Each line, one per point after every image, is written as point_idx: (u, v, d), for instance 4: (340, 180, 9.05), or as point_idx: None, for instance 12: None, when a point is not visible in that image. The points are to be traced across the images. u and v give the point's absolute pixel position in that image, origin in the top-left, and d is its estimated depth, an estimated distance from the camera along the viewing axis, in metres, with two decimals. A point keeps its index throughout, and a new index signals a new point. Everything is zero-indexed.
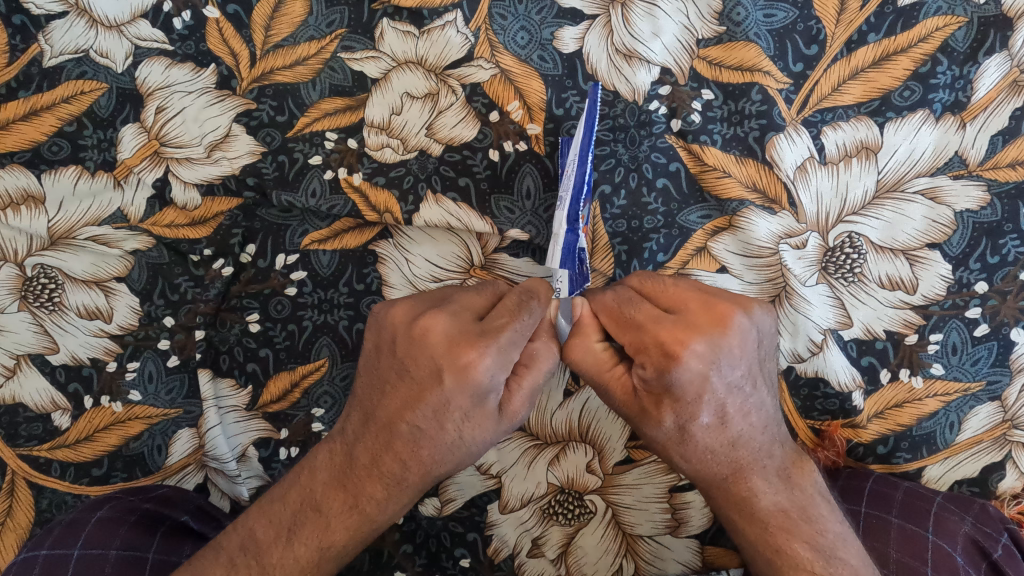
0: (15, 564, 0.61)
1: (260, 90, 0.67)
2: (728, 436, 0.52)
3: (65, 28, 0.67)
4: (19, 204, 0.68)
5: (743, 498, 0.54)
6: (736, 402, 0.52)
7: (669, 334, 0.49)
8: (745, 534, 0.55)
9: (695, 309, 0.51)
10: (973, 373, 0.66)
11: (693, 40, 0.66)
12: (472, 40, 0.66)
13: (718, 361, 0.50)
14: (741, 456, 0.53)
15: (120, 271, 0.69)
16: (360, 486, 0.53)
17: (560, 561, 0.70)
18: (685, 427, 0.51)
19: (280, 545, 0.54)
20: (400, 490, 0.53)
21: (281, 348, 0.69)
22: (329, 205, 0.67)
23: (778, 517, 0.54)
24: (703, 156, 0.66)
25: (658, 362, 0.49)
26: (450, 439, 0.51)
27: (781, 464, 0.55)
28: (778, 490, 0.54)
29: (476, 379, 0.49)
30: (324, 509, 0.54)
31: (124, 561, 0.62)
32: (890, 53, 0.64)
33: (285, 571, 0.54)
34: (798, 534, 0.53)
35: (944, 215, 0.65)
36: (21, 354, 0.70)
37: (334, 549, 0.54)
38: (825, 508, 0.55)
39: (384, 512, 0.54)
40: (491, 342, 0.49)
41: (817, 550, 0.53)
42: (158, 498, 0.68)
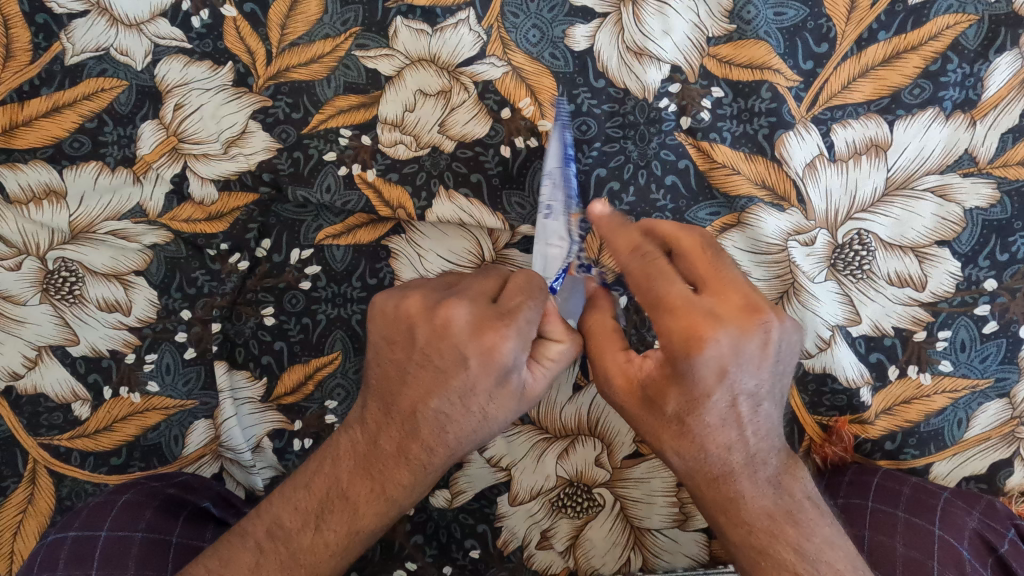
0: (45, 547, 0.63)
1: (276, 87, 0.68)
2: (726, 436, 0.51)
3: (86, 27, 0.68)
4: (42, 199, 0.70)
5: (731, 500, 0.52)
6: (746, 406, 0.51)
7: (695, 322, 0.47)
8: (730, 537, 0.53)
9: (729, 299, 0.48)
10: (982, 370, 0.66)
11: (703, 38, 0.66)
12: (485, 37, 0.67)
13: (738, 359, 0.48)
14: (736, 460, 0.52)
15: (138, 264, 0.71)
16: (387, 472, 0.54)
17: (568, 553, 0.71)
18: (685, 419, 0.50)
19: (310, 531, 0.55)
20: (423, 473, 0.54)
21: (296, 341, 0.71)
22: (343, 201, 0.68)
23: (765, 522, 0.52)
24: (712, 153, 0.67)
25: (677, 347, 0.48)
26: (477, 424, 0.52)
27: (774, 471, 0.53)
28: (767, 494, 0.52)
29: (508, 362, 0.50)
30: (352, 496, 0.54)
31: (149, 543, 0.63)
32: (901, 51, 0.64)
33: (314, 557, 0.54)
34: (784, 539, 0.52)
35: (953, 212, 0.65)
36: (42, 345, 0.72)
37: (364, 535, 0.55)
38: (814, 512, 0.53)
39: (410, 496, 0.55)
40: (515, 327, 0.50)
41: (800, 556, 0.51)
42: (180, 484, 0.70)
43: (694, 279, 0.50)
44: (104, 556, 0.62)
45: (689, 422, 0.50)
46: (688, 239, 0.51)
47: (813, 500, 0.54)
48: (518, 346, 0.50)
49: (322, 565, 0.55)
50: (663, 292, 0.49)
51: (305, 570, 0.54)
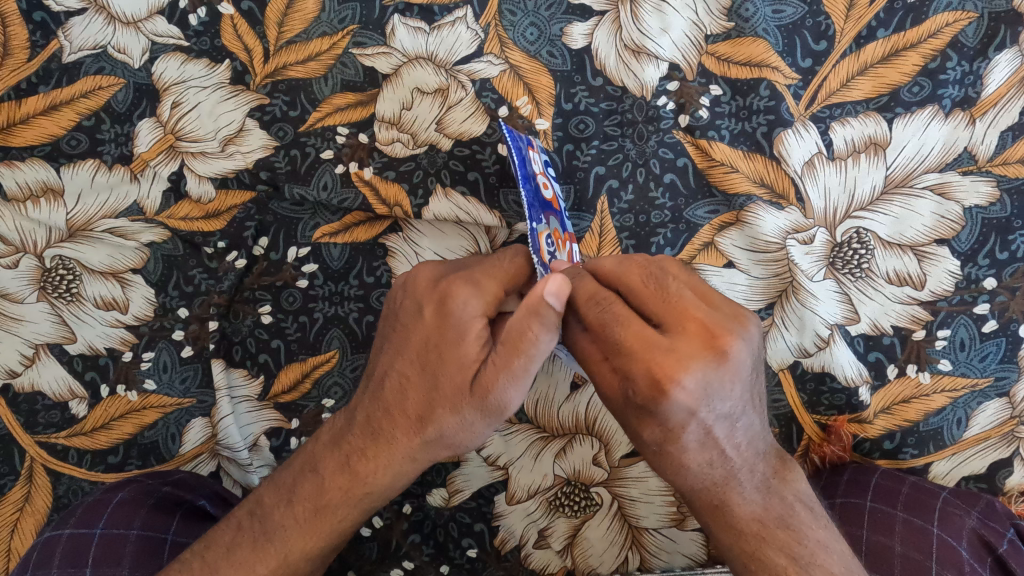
0: (41, 543, 0.63)
1: (273, 85, 0.68)
2: (708, 455, 0.50)
3: (84, 25, 0.68)
4: (39, 197, 0.69)
5: (717, 506, 0.52)
6: (722, 429, 0.49)
7: (661, 367, 0.46)
8: (722, 541, 0.53)
9: (688, 330, 0.47)
10: (982, 369, 0.66)
11: (701, 36, 0.66)
12: (482, 35, 0.67)
13: (709, 395, 0.47)
14: (718, 475, 0.51)
15: (136, 263, 0.71)
16: (357, 448, 0.55)
17: (565, 553, 0.71)
18: (665, 448, 0.49)
19: (282, 507, 0.56)
20: (388, 447, 0.54)
21: (293, 339, 0.71)
22: (340, 198, 0.68)
23: (754, 526, 0.52)
24: (711, 151, 0.66)
25: (645, 391, 0.47)
26: (439, 399, 0.52)
27: (761, 477, 0.52)
28: (755, 499, 0.52)
29: (458, 314, 0.51)
30: (323, 471, 0.56)
31: (145, 540, 0.64)
32: (900, 49, 0.64)
33: (285, 531, 0.56)
34: (774, 543, 0.52)
35: (952, 210, 0.65)
36: (40, 343, 0.72)
37: (329, 513, 0.55)
38: (806, 515, 0.53)
39: (376, 475, 0.54)
40: (468, 280, 0.52)
41: (795, 563, 0.51)
42: (176, 481, 0.69)
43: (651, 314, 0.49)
44: (99, 553, 0.62)
45: (670, 452, 0.50)
46: (632, 274, 0.51)
47: (805, 502, 0.53)
48: (466, 300, 0.51)
49: (291, 545, 0.56)
50: (621, 337, 0.48)
51: (274, 547, 0.55)
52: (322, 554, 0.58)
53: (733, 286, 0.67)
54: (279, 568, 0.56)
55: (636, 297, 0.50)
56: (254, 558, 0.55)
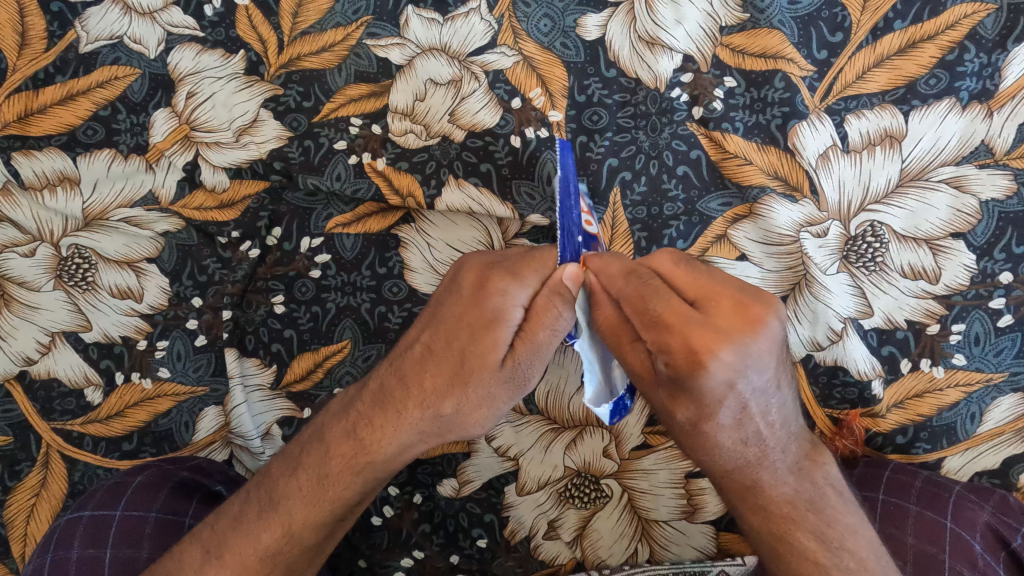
0: (61, 526, 0.65)
1: (287, 75, 0.68)
2: (742, 433, 0.50)
3: (100, 15, 0.69)
4: (56, 186, 0.70)
5: (747, 488, 0.53)
6: (758, 405, 0.49)
7: (698, 338, 0.45)
8: (749, 523, 0.54)
9: (722, 307, 0.46)
10: (996, 364, 0.65)
11: (716, 28, 0.66)
12: (496, 27, 0.67)
13: (746, 368, 0.46)
14: (750, 454, 0.51)
15: (150, 252, 0.71)
16: (366, 418, 0.56)
17: (575, 544, 0.71)
18: (698, 425, 0.49)
19: (287, 474, 0.58)
20: (398, 419, 0.55)
21: (305, 329, 0.71)
22: (353, 188, 0.69)
23: (785, 507, 0.53)
24: (724, 143, 0.66)
25: (682, 366, 0.45)
26: (452, 385, 0.53)
27: (793, 459, 0.53)
28: (787, 482, 0.53)
29: (495, 303, 0.51)
30: (331, 441, 0.57)
31: (163, 523, 0.66)
32: (916, 40, 0.64)
33: (290, 501, 0.57)
34: (803, 525, 0.53)
35: (969, 204, 0.64)
36: (55, 331, 0.72)
37: (331, 482, 0.56)
38: (836, 500, 0.54)
39: (385, 447, 0.56)
40: (510, 270, 0.52)
41: (822, 544, 0.52)
42: (194, 466, 0.71)
43: (684, 290, 0.48)
44: (119, 533, 0.65)
45: (702, 429, 0.50)
46: (663, 257, 0.51)
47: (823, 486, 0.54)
48: (505, 292, 0.51)
49: (297, 513, 0.57)
50: (658, 312, 0.47)
51: (281, 513, 0.57)
52: (328, 525, 0.58)
53: (747, 278, 0.67)
54: (284, 537, 0.57)
55: (676, 280, 0.49)
56: (260, 528, 0.57)
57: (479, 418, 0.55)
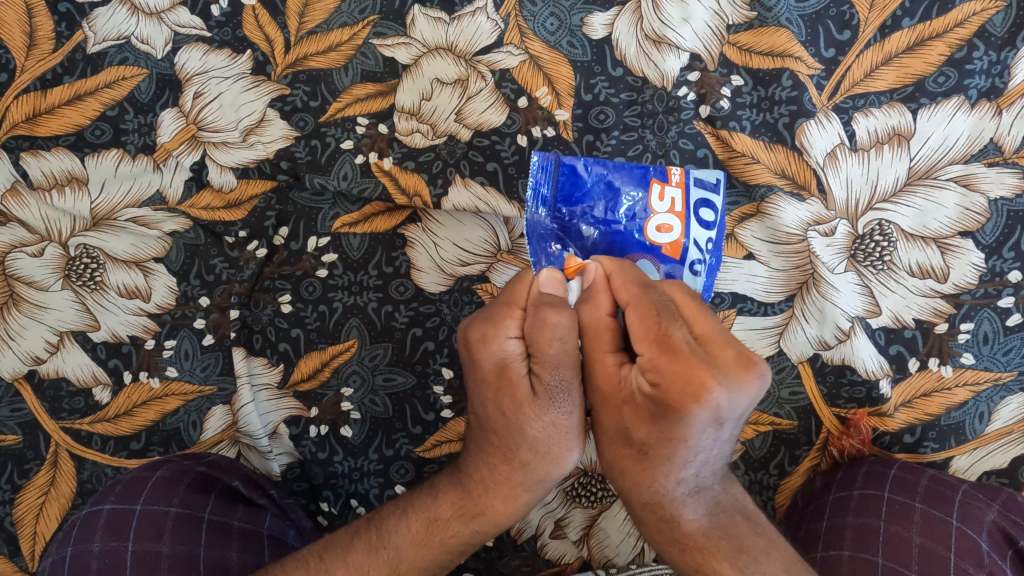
0: (81, 519, 0.66)
1: (294, 75, 0.69)
2: (682, 473, 0.48)
3: (107, 16, 0.69)
4: (64, 186, 0.70)
5: (663, 520, 0.51)
6: (716, 451, 0.47)
7: (695, 372, 0.43)
8: (666, 553, 0.52)
9: (725, 352, 0.44)
10: (1004, 363, 0.65)
11: (723, 26, 0.65)
12: (502, 26, 0.67)
13: (727, 416, 0.44)
14: (681, 492, 0.49)
15: (158, 252, 0.72)
16: (467, 474, 0.57)
17: (582, 543, 0.71)
18: (649, 450, 0.47)
19: (396, 514, 0.59)
20: (489, 475, 0.55)
21: (312, 329, 0.71)
22: (360, 188, 0.69)
23: (700, 541, 0.50)
24: (732, 141, 0.66)
25: (672, 394, 0.43)
26: (514, 434, 0.52)
27: (715, 494, 0.51)
28: (705, 516, 0.50)
29: (489, 350, 0.50)
30: (441, 488, 0.59)
31: (182, 517, 0.66)
32: (925, 38, 0.63)
33: (398, 537, 0.58)
34: (718, 555, 0.50)
35: (977, 202, 0.64)
36: (64, 331, 0.72)
37: (439, 528, 0.57)
38: (745, 526, 0.51)
39: (489, 499, 0.55)
40: (485, 316, 0.50)
41: (738, 574, 0.49)
42: (211, 462, 0.71)
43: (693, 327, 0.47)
44: (140, 528, 0.65)
45: (653, 459, 0.47)
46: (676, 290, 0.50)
47: (744, 512, 0.52)
48: (489, 337, 0.49)
49: (404, 553, 0.57)
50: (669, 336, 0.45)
51: (387, 552, 0.57)
52: (430, 569, 0.58)
53: (754, 277, 0.67)
54: (388, 575, 0.57)
55: (686, 317, 0.47)
56: (368, 560, 0.57)
57: (561, 447, 0.52)
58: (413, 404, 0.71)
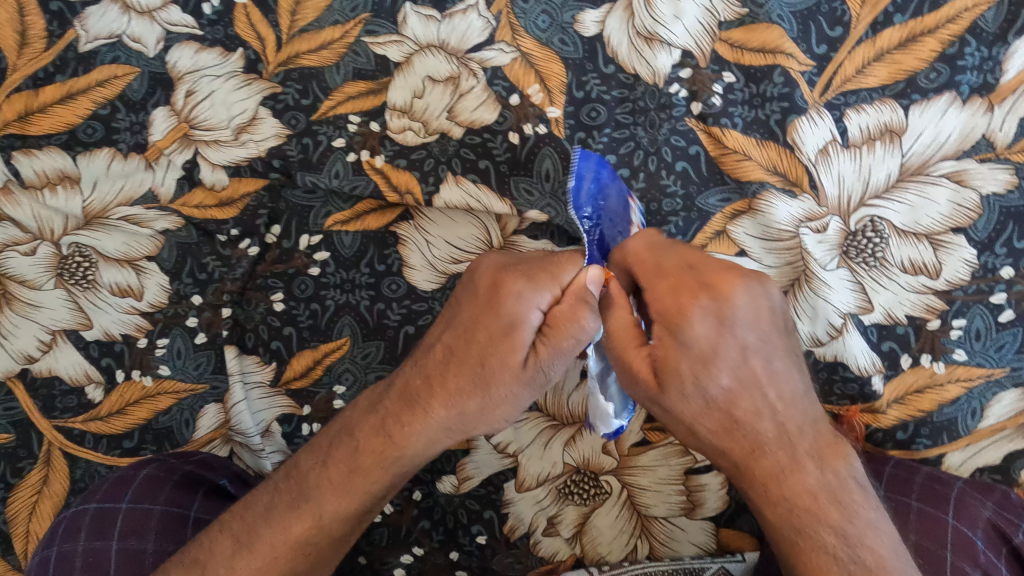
0: (67, 517, 0.65)
1: (286, 73, 0.68)
2: (756, 404, 0.51)
3: (100, 14, 0.69)
4: (56, 184, 0.70)
5: (767, 476, 0.51)
6: (758, 362, 0.51)
7: (686, 286, 0.50)
8: (768, 518, 0.52)
9: (713, 268, 0.51)
10: (997, 359, 0.65)
11: (715, 23, 0.65)
12: (494, 23, 0.67)
13: (733, 319, 0.49)
14: (768, 432, 0.51)
15: (150, 250, 0.72)
16: (393, 414, 0.57)
17: (574, 541, 0.71)
18: (709, 393, 0.50)
19: (317, 468, 0.59)
20: (420, 417, 0.56)
21: (304, 327, 0.71)
22: (352, 186, 0.69)
23: (807, 499, 0.50)
24: (723, 138, 0.66)
25: (672, 315, 0.50)
26: (478, 386, 0.54)
27: (812, 444, 0.51)
28: (808, 471, 0.51)
29: (509, 308, 0.53)
30: (360, 437, 0.58)
31: (169, 516, 0.65)
32: (916, 34, 0.63)
33: (322, 492, 0.58)
34: (825, 520, 0.50)
35: (969, 198, 0.64)
36: (57, 329, 0.73)
37: (360, 476, 0.57)
38: (858, 494, 0.51)
39: (409, 440, 0.56)
40: (524, 275, 0.54)
41: (840, 536, 0.50)
42: (199, 460, 0.70)
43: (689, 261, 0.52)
44: (125, 526, 0.64)
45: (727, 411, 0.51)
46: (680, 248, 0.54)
47: (826, 492, 0.50)
48: (521, 299, 0.53)
49: (325, 506, 0.57)
50: (666, 270, 0.51)
51: (308, 507, 0.57)
52: (354, 518, 0.59)
53: None
54: (313, 529, 0.57)
55: (679, 250, 0.53)
56: (290, 519, 0.57)
57: (495, 414, 0.56)
58: None
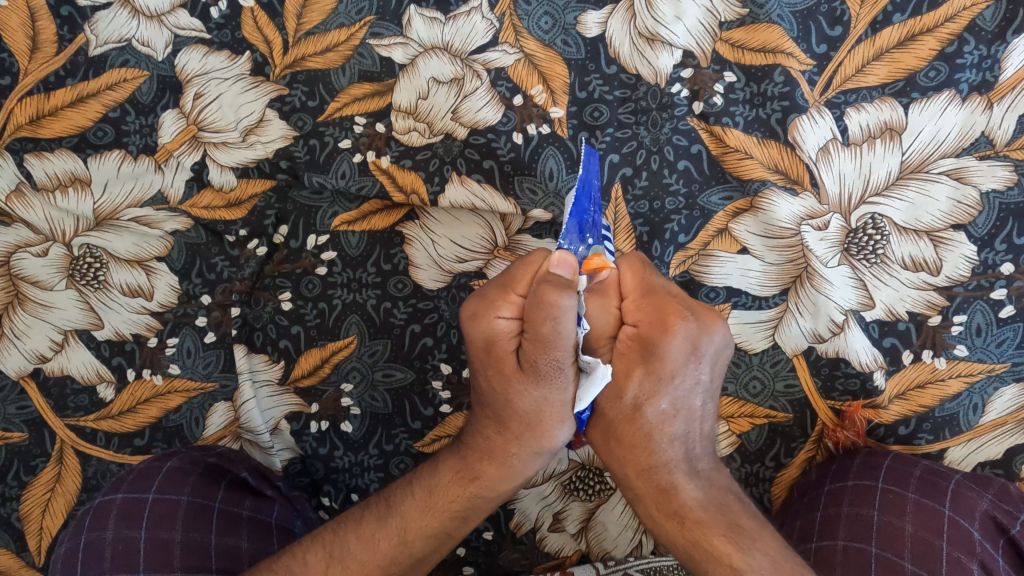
0: (94, 508, 0.67)
1: (293, 76, 0.69)
2: (672, 429, 0.55)
3: (109, 19, 0.70)
4: (67, 186, 0.71)
5: (663, 489, 0.56)
6: (696, 400, 0.55)
7: (668, 305, 0.52)
8: (659, 528, 0.56)
9: (694, 304, 0.54)
10: (998, 355, 0.66)
11: (715, 23, 0.66)
12: (497, 25, 0.67)
13: (703, 351, 0.52)
14: (676, 450, 0.55)
15: (160, 251, 0.73)
16: (470, 449, 0.59)
17: (580, 536, 0.72)
18: (641, 405, 0.54)
19: (403, 485, 0.61)
20: (479, 441, 0.59)
21: (312, 325, 0.72)
22: (358, 186, 0.70)
23: (697, 515, 0.55)
24: (725, 137, 0.67)
25: (648, 328, 0.52)
26: (504, 404, 0.55)
27: (707, 462, 0.57)
28: (698, 487, 0.56)
29: (483, 326, 0.52)
30: (441, 463, 0.61)
31: (194, 506, 0.67)
32: (916, 33, 0.64)
33: (412, 513, 0.59)
34: (715, 532, 0.54)
35: (969, 195, 0.64)
36: (68, 329, 0.74)
37: (440, 494, 0.59)
38: (738, 505, 0.56)
39: (485, 464, 0.58)
40: (479, 295, 0.53)
41: (736, 548, 0.53)
42: (220, 453, 0.72)
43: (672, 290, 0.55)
44: (153, 516, 0.66)
45: (642, 423, 0.54)
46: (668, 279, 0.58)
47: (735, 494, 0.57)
48: (481, 316, 0.52)
49: (411, 521, 0.59)
50: (655, 287, 0.54)
51: (395, 523, 0.59)
52: (437, 537, 0.60)
53: (748, 271, 0.68)
54: (398, 545, 0.59)
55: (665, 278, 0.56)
56: (377, 534, 0.59)
57: (545, 423, 0.55)
58: (411, 399, 0.72)
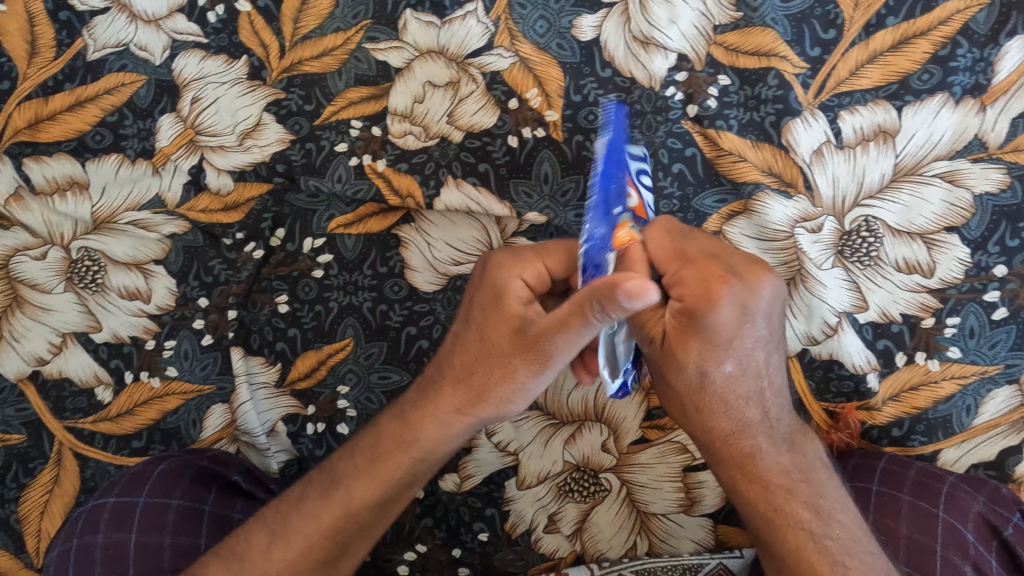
0: (86, 511, 0.68)
1: (289, 79, 0.70)
2: (743, 391, 0.52)
3: (107, 23, 0.70)
4: (65, 190, 0.72)
5: (745, 456, 0.54)
6: (762, 355, 0.51)
7: (711, 270, 0.49)
8: (744, 497, 0.54)
9: (738, 259, 0.50)
10: (992, 357, 0.66)
11: (709, 27, 0.66)
12: (492, 29, 0.68)
13: (756, 310, 0.49)
14: (750, 416, 0.53)
15: (157, 254, 0.73)
16: (411, 403, 0.60)
17: (575, 538, 0.72)
18: (707, 374, 0.51)
19: (345, 458, 0.60)
20: (430, 398, 0.58)
21: (309, 328, 0.72)
22: (354, 189, 0.70)
23: (780, 479, 0.53)
24: (719, 140, 0.67)
25: (694, 295, 0.49)
26: (476, 360, 0.56)
27: (787, 429, 0.54)
28: (782, 453, 0.54)
29: (501, 275, 0.55)
30: (382, 426, 0.60)
31: (184, 510, 0.68)
32: (909, 37, 0.64)
33: (354, 483, 0.58)
34: (798, 497, 0.53)
35: (963, 198, 0.65)
36: (66, 332, 0.74)
37: (384, 459, 0.58)
38: (824, 474, 0.55)
39: (422, 424, 0.58)
40: (512, 254, 0.57)
41: (817, 515, 0.53)
42: (212, 456, 0.72)
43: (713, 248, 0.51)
44: (144, 520, 0.67)
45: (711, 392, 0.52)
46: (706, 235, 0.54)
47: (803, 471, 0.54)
48: (505, 267, 0.56)
49: (353, 493, 0.58)
50: (694, 252, 0.50)
51: (339, 494, 0.58)
52: (379, 506, 0.58)
53: None
54: (342, 518, 0.58)
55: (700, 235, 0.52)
56: (320, 507, 0.58)
57: (501, 390, 0.55)
58: None
